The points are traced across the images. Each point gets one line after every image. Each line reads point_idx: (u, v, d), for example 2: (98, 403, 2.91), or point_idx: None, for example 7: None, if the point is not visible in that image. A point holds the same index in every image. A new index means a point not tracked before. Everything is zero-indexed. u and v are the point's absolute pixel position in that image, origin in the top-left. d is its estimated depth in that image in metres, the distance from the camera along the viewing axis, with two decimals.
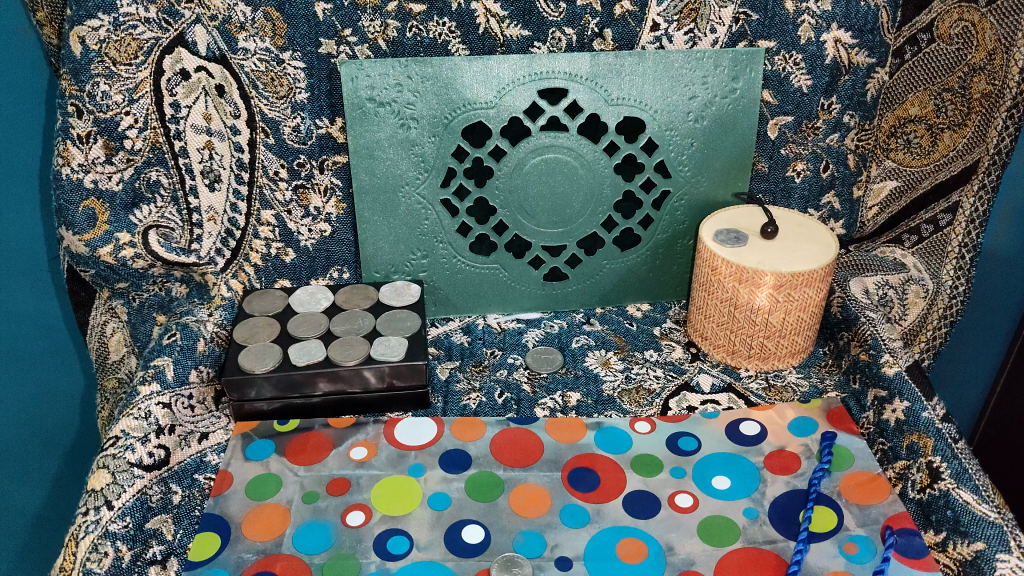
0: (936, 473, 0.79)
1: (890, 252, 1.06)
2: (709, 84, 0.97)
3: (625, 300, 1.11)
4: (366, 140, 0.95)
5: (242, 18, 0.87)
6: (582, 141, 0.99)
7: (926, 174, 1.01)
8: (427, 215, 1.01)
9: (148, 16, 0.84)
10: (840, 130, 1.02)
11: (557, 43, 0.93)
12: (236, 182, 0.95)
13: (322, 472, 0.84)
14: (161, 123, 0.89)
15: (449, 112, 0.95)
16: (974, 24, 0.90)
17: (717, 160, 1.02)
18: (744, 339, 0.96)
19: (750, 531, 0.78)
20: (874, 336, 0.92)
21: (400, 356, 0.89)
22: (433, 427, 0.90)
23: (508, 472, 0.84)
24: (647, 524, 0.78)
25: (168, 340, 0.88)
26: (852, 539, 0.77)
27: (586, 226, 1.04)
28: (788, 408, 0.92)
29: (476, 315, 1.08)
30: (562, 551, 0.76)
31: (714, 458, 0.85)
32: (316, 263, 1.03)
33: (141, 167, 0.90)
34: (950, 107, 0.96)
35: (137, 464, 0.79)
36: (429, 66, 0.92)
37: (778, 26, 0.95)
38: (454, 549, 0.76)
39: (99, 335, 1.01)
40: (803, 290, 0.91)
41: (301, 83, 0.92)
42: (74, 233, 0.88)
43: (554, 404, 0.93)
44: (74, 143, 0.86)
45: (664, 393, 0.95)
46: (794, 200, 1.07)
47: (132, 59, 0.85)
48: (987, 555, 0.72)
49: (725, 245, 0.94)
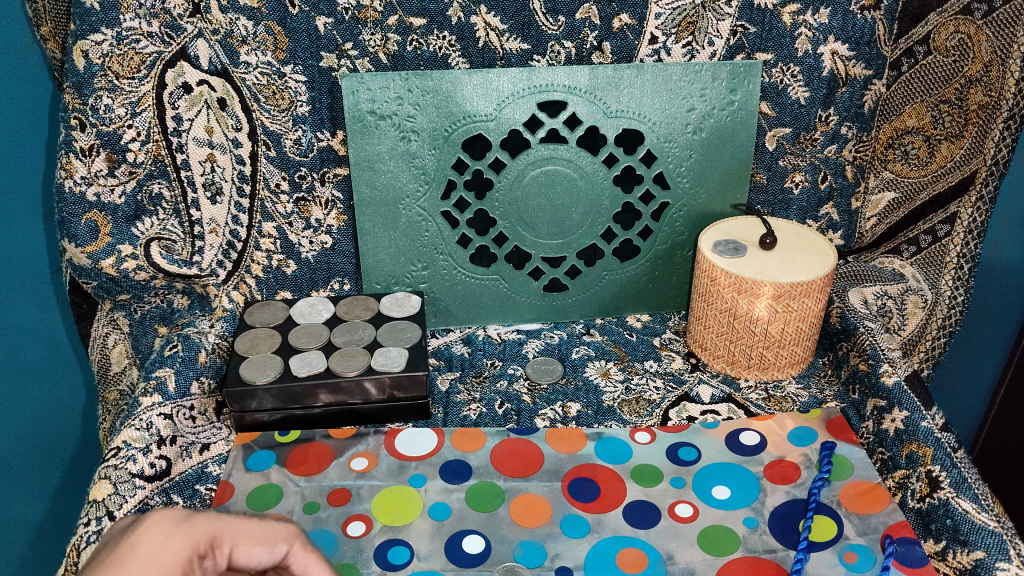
0: (936, 482, 0.79)
1: (889, 262, 1.07)
2: (707, 96, 0.98)
3: (624, 311, 1.11)
4: (367, 152, 0.96)
5: (244, 32, 0.88)
6: (581, 154, 0.99)
7: (925, 185, 1.02)
8: (427, 227, 1.02)
9: (151, 30, 0.85)
10: (839, 142, 1.03)
11: (557, 56, 0.95)
12: (237, 194, 0.96)
13: (323, 482, 0.84)
14: (163, 136, 0.90)
15: (449, 125, 0.96)
16: (969, 37, 0.92)
17: (715, 172, 1.03)
18: (744, 350, 0.96)
19: (750, 540, 0.78)
20: (873, 346, 0.92)
21: (400, 367, 0.89)
22: (433, 437, 0.90)
23: (508, 482, 0.84)
24: (647, 533, 0.78)
25: (169, 352, 0.89)
26: (852, 548, 0.76)
27: (586, 237, 1.05)
28: (788, 418, 0.92)
29: (477, 326, 1.09)
30: (562, 561, 0.76)
31: (714, 468, 0.85)
32: (317, 275, 1.04)
33: (142, 180, 0.91)
34: (947, 119, 0.97)
35: (139, 475, 0.79)
36: (429, 79, 0.93)
37: (775, 39, 0.96)
38: (454, 559, 0.76)
39: (100, 347, 1.00)
40: (801, 300, 0.91)
41: (302, 96, 0.92)
42: (76, 245, 0.90)
43: (554, 415, 0.94)
44: (76, 156, 0.87)
45: (664, 403, 0.95)
46: (793, 211, 1.07)
47: (134, 73, 0.86)
48: (988, 563, 0.71)
49: (725, 256, 0.95)
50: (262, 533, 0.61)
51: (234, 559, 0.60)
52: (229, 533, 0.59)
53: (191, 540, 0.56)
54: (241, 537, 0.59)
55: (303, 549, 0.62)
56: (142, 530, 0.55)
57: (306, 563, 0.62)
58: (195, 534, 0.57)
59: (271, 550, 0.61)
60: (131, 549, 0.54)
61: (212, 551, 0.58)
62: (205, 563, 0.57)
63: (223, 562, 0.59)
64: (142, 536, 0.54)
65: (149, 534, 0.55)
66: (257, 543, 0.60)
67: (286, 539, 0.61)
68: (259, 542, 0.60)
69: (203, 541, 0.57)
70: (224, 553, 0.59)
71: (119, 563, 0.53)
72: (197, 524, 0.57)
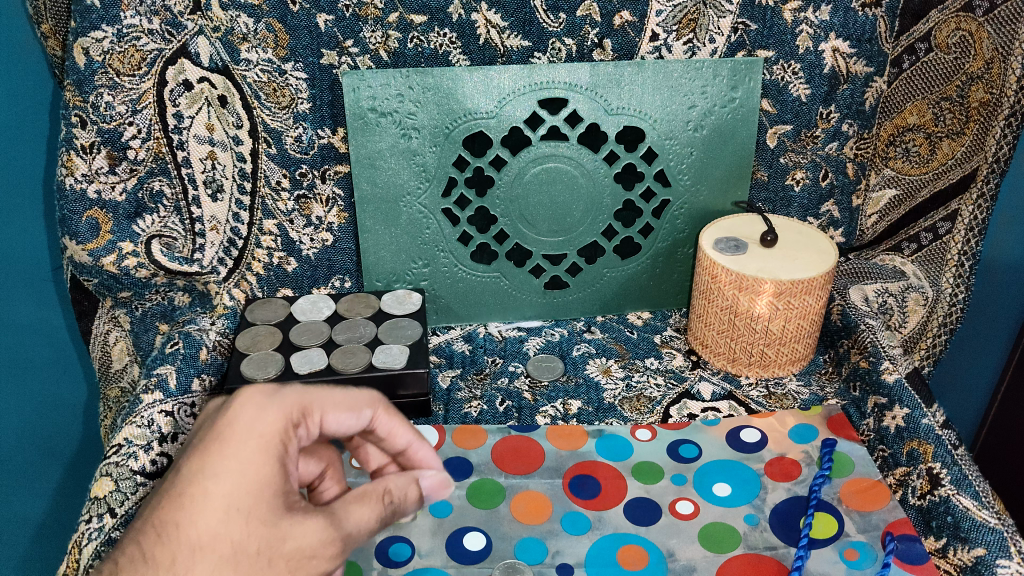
0: (937, 479, 0.78)
1: (890, 260, 1.08)
2: (708, 94, 0.98)
3: (625, 309, 1.11)
4: (367, 150, 0.96)
5: (244, 29, 0.88)
6: (583, 151, 0.99)
7: (926, 182, 1.02)
8: (428, 224, 1.02)
9: (151, 28, 0.86)
10: (840, 139, 1.02)
11: (557, 53, 0.94)
12: (238, 192, 0.96)
13: None
14: (164, 134, 0.90)
15: (450, 122, 0.96)
16: (971, 34, 0.92)
17: (716, 169, 1.03)
18: (744, 347, 0.96)
19: (751, 538, 0.78)
20: (874, 343, 0.92)
21: (401, 364, 0.89)
22: (434, 434, 0.90)
23: (510, 479, 0.84)
24: (647, 530, 0.78)
25: (171, 349, 0.89)
26: (853, 545, 0.77)
27: (586, 235, 1.05)
28: (788, 416, 0.92)
29: (478, 324, 1.09)
30: (563, 558, 0.76)
31: (715, 465, 0.86)
32: (318, 272, 1.03)
33: (144, 178, 0.92)
34: (949, 116, 0.97)
35: (140, 471, 0.78)
36: (429, 76, 0.93)
37: (776, 36, 0.96)
38: (456, 556, 0.76)
39: (101, 344, 1.00)
40: (802, 297, 0.91)
41: (303, 94, 0.92)
42: (77, 242, 0.90)
43: (555, 412, 0.94)
44: (77, 153, 0.87)
45: (665, 401, 0.95)
46: (794, 208, 1.07)
47: (135, 70, 0.86)
48: (988, 561, 0.71)
49: (726, 253, 0.95)
50: (346, 400, 0.63)
51: (324, 428, 0.62)
52: (317, 402, 0.61)
53: (285, 408, 0.58)
54: (328, 406, 0.61)
55: (386, 413, 0.65)
56: (238, 405, 0.57)
57: (389, 425, 0.66)
58: (287, 405, 0.58)
59: (357, 416, 0.63)
60: (229, 424, 0.56)
61: (306, 421, 0.60)
62: (301, 433, 0.59)
63: (316, 431, 0.61)
64: (238, 412, 0.57)
65: (245, 407, 0.57)
66: (343, 411, 0.62)
67: (370, 404, 0.64)
68: (350, 407, 0.63)
69: (295, 412, 0.59)
70: (316, 421, 0.60)
71: (221, 437, 0.55)
72: (287, 396, 0.59)
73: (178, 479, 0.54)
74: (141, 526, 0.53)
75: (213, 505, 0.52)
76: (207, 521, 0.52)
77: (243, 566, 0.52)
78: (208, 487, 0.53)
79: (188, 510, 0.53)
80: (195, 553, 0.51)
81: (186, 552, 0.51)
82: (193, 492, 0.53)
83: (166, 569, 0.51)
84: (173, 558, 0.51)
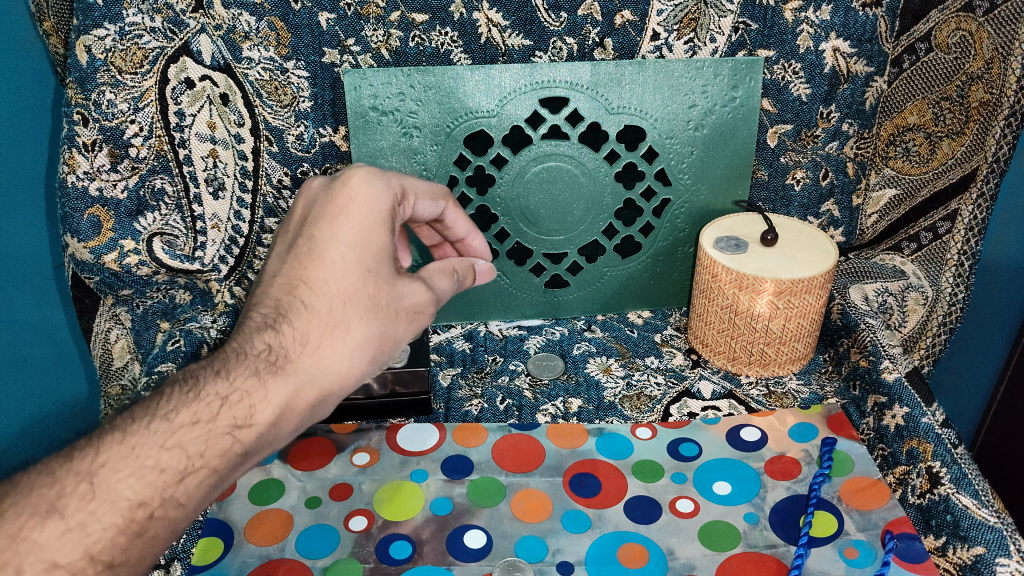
0: (936, 478, 0.79)
1: (889, 259, 1.08)
2: (709, 93, 0.98)
3: (625, 308, 1.12)
4: (369, 148, 0.96)
5: (246, 27, 0.88)
6: (583, 149, 0.99)
7: (925, 182, 1.03)
8: None
9: (154, 26, 0.86)
10: (840, 139, 1.01)
11: (558, 52, 0.94)
12: (239, 190, 0.96)
13: (325, 478, 0.84)
14: (166, 132, 0.90)
15: (452, 121, 0.96)
16: (971, 34, 0.93)
17: (716, 169, 1.03)
18: (744, 346, 0.97)
19: (750, 536, 0.78)
20: (874, 343, 0.92)
21: (403, 362, 0.91)
22: (435, 433, 0.90)
23: (510, 477, 0.85)
24: (647, 529, 0.79)
25: (171, 347, 0.89)
26: (852, 544, 0.77)
27: (587, 233, 1.05)
28: (788, 414, 0.92)
29: (478, 322, 1.09)
30: (563, 556, 0.76)
31: (714, 464, 0.86)
32: None
33: (145, 175, 0.92)
34: (949, 115, 0.98)
35: None
36: (431, 75, 0.93)
37: (777, 36, 0.96)
38: (457, 554, 0.76)
39: (102, 342, 1.00)
40: (802, 296, 0.92)
41: (304, 92, 0.92)
42: (79, 240, 0.91)
43: (556, 410, 0.94)
44: (79, 151, 0.88)
45: (665, 399, 0.95)
46: (794, 208, 1.07)
47: (137, 68, 0.87)
48: (987, 559, 0.72)
49: (726, 252, 0.95)
50: (427, 188, 0.70)
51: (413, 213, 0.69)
52: (411, 187, 0.68)
53: (392, 187, 0.64)
54: (419, 193, 0.68)
55: (455, 208, 0.74)
56: (353, 184, 0.63)
57: (455, 218, 0.75)
58: (392, 185, 0.65)
59: (436, 204, 0.71)
60: (350, 200, 0.62)
61: (404, 202, 0.67)
62: (402, 211, 0.66)
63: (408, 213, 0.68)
64: (356, 190, 0.63)
65: (359, 185, 0.63)
66: (427, 198, 0.70)
67: (444, 197, 0.72)
68: (432, 195, 0.71)
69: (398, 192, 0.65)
70: (410, 205, 0.67)
71: (345, 209, 0.62)
72: (390, 177, 0.65)
73: (313, 243, 0.61)
74: (284, 280, 0.61)
75: (351, 266, 0.60)
76: (348, 277, 0.60)
77: (381, 314, 0.61)
78: (345, 251, 0.61)
79: (328, 269, 0.60)
80: (344, 302, 0.60)
81: (338, 303, 0.60)
82: (334, 254, 0.61)
83: (325, 313, 0.60)
84: (329, 307, 0.60)
